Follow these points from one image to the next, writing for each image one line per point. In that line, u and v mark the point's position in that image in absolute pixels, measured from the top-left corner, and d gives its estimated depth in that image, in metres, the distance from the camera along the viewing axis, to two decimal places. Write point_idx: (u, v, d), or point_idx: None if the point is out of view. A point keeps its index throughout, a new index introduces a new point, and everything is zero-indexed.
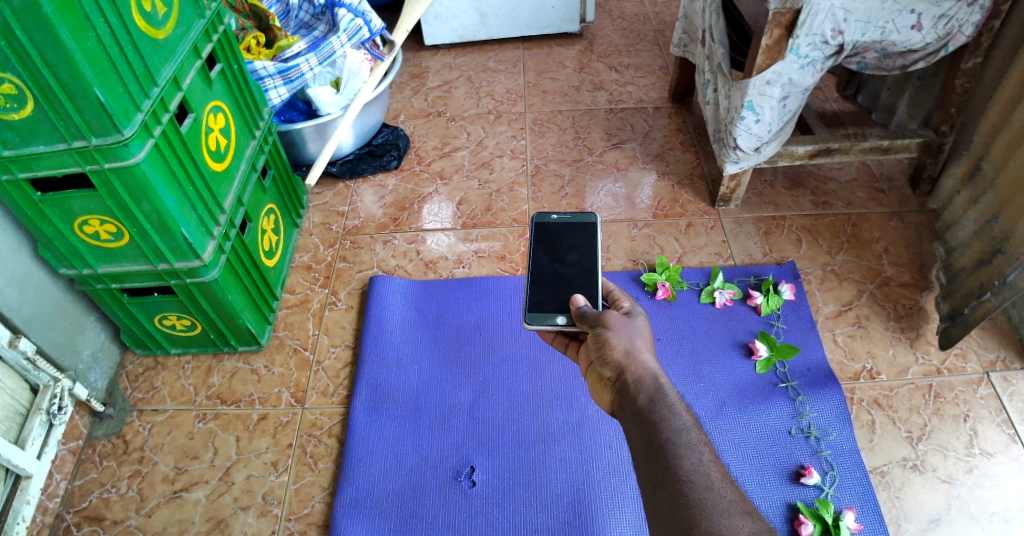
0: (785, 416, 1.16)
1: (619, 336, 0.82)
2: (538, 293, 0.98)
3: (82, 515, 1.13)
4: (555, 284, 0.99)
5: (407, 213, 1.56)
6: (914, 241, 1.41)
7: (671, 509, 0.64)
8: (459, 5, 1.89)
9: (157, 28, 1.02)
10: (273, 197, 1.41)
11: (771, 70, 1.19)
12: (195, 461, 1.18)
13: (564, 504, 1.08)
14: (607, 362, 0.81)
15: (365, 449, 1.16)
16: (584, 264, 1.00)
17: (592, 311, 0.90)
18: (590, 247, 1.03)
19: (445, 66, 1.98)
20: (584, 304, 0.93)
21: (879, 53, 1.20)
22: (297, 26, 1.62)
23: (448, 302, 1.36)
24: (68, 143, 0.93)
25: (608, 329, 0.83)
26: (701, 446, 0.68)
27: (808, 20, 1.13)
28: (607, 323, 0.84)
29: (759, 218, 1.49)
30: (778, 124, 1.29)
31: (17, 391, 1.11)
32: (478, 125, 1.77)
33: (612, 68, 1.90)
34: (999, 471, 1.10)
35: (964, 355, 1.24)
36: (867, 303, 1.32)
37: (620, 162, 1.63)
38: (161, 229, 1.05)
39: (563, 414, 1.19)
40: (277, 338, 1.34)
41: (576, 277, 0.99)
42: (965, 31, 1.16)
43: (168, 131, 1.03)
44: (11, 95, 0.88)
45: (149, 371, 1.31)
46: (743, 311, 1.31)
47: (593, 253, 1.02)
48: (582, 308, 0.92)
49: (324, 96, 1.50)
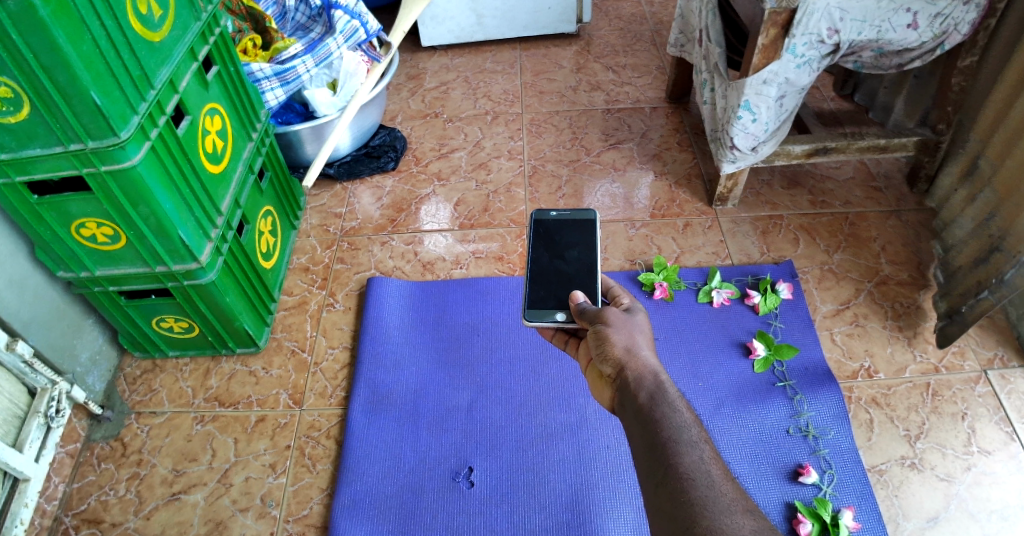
0: (784, 416, 1.16)
1: (619, 333, 0.82)
2: (537, 290, 0.98)
3: (81, 517, 1.13)
4: (555, 280, 0.99)
5: (404, 215, 1.56)
6: (911, 239, 1.42)
7: (672, 507, 0.64)
8: (455, 6, 1.89)
9: (153, 31, 1.02)
10: (271, 199, 1.41)
11: (768, 69, 1.20)
12: (194, 463, 1.18)
13: (562, 504, 1.08)
14: (608, 358, 0.81)
15: (363, 450, 1.16)
16: (584, 262, 1.01)
17: (591, 307, 0.90)
18: (590, 243, 1.03)
19: (442, 67, 1.98)
20: (584, 301, 0.92)
21: (876, 51, 1.20)
22: (294, 28, 1.62)
23: (446, 303, 1.36)
24: (65, 146, 0.93)
25: (608, 326, 0.84)
26: (702, 444, 0.68)
27: (804, 19, 1.13)
28: (607, 320, 0.85)
29: (756, 218, 1.49)
30: (775, 124, 1.29)
31: (15, 394, 1.10)
32: (475, 126, 1.77)
33: (609, 69, 1.90)
34: (997, 469, 1.10)
35: (962, 353, 1.24)
36: (865, 302, 1.32)
37: (617, 162, 1.63)
38: (158, 232, 1.06)
39: (561, 414, 1.19)
40: (275, 340, 1.34)
41: (576, 274, 0.99)
42: (961, 29, 1.16)
43: (165, 133, 1.03)
44: (7, 98, 0.88)
45: (147, 373, 1.31)
46: (741, 311, 1.31)
47: (593, 250, 1.02)
48: (581, 305, 0.92)
49: (321, 98, 1.49)
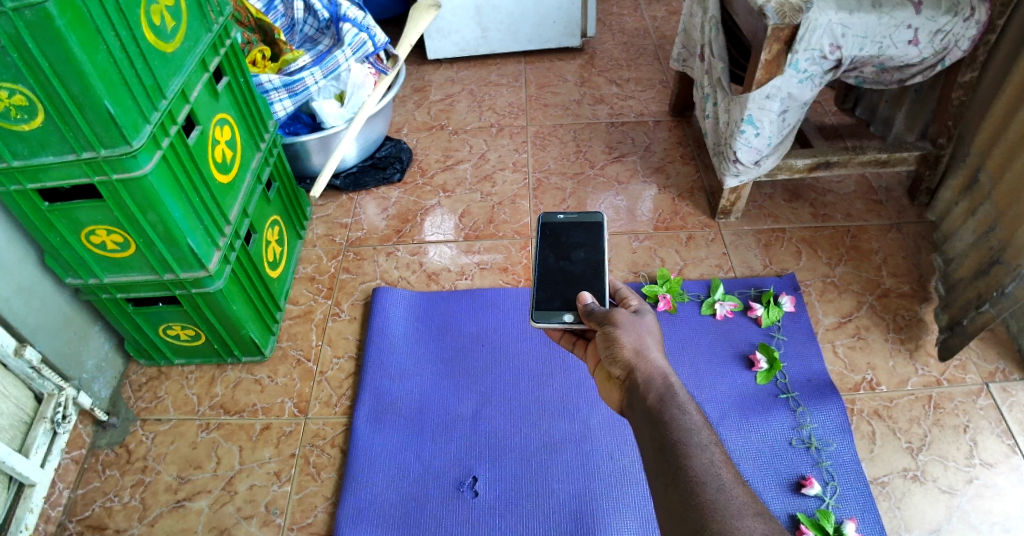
0: (786, 427, 1.17)
1: (628, 334, 0.83)
2: (544, 290, 0.99)
3: (84, 523, 1.13)
4: (562, 280, 1.00)
5: (409, 225, 1.57)
6: (912, 253, 1.43)
7: (684, 509, 0.64)
8: (460, 20, 1.92)
9: (166, 41, 1.04)
10: (277, 209, 1.42)
11: (771, 84, 1.21)
12: (198, 470, 1.18)
13: (568, 512, 1.08)
14: (618, 360, 0.82)
15: (367, 460, 1.16)
16: (590, 261, 1.02)
17: (598, 308, 0.91)
18: (596, 244, 1.05)
19: (447, 80, 2.00)
20: (590, 301, 0.93)
21: (877, 67, 1.23)
22: (302, 40, 1.64)
23: (450, 314, 1.37)
24: (77, 154, 0.94)
25: (616, 326, 0.85)
26: (712, 447, 0.68)
27: (807, 35, 1.15)
28: (615, 320, 0.86)
29: (759, 231, 1.50)
30: (778, 138, 1.31)
31: (22, 400, 1.11)
32: (480, 138, 1.79)
33: (612, 83, 1.92)
34: (999, 481, 1.10)
35: (963, 366, 1.24)
36: (867, 314, 1.33)
37: (621, 176, 1.65)
38: (167, 239, 1.07)
39: (565, 426, 1.19)
40: (280, 348, 1.34)
41: (582, 273, 1.01)
42: (961, 45, 1.19)
43: (176, 143, 1.04)
44: (22, 106, 0.89)
45: (152, 380, 1.31)
46: (743, 323, 1.32)
47: (599, 250, 1.03)
48: (588, 305, 0.93)
49: (329, 110, 1.52)
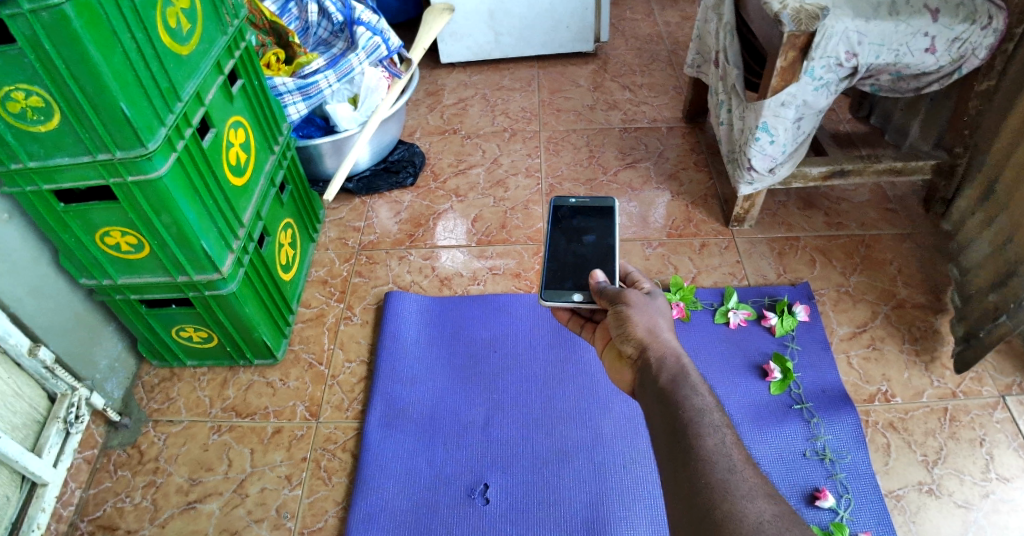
0: (800, 438, 1.16)
1: (641, 315, 0.83)
2: (554, 272, 0.99)
3: (96, 523, 1.14)
4: (573, 265, 1.00)
5: (422, 230, 1.57)
6: (928, 263, 1.41)
7: (692, 493, 0.64)
8: (474, 24, 1.92)
9: (181, 44, 1.04)
10: (290, 212, 1.43)
11: (786, 91, 1.21)
12: (209, 473, 1.19)
13: (579, 520, 1.08)
14: (630, 338, 0.82)
15: (379, 465, 1.16)
16: (600, 246, 1.01)
17: (610, 287, 0.91)
18: (607, 229, 1.04)
19: (460, 84, 2.00)
20: (603, 280, 0.93)
21: (893, 75, 1.22)
22: (316, 43, 1.64)
23: (462, 319, 1.37)
24: (92, 156, 0.95)
25: (629, 307, 0.84)
26: (724, 428, 0.68)
27: (822, 42, 1.14)
28: (628, 301, 0.85)
29: (772, 239, 1.49)
30: (792, 145, 1.30)
31: (35, 400, 1.12)
32: (493, 143, 1.79)
33: (625, 88, 1.92)
34: (1016, 497, 1.09)
35: (979, 379, 1.23)
36: (881, 325, 1.32)
37: (634, 182, 1.64)
38: (180, 242, 1.07)
39: (575, 432, 1.19)
40: (292, 351, 1.35)
41: (592, 257, 1.00)
42: (979, 53, 1.17)
43: (191, 145, 1.05)
44: (38, 107, 0.90)
45: (164, 382, 1.32)
46: (756, 331, 1.32)
47: (609, 234, 1.03)
48: (601, 284, 0.93)
49: (342, 113, 1.51)
